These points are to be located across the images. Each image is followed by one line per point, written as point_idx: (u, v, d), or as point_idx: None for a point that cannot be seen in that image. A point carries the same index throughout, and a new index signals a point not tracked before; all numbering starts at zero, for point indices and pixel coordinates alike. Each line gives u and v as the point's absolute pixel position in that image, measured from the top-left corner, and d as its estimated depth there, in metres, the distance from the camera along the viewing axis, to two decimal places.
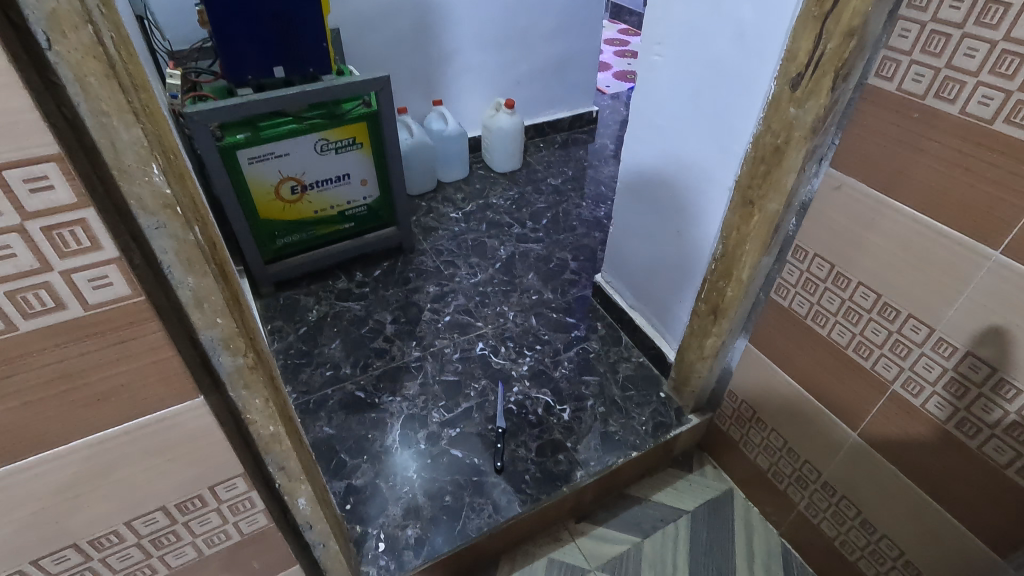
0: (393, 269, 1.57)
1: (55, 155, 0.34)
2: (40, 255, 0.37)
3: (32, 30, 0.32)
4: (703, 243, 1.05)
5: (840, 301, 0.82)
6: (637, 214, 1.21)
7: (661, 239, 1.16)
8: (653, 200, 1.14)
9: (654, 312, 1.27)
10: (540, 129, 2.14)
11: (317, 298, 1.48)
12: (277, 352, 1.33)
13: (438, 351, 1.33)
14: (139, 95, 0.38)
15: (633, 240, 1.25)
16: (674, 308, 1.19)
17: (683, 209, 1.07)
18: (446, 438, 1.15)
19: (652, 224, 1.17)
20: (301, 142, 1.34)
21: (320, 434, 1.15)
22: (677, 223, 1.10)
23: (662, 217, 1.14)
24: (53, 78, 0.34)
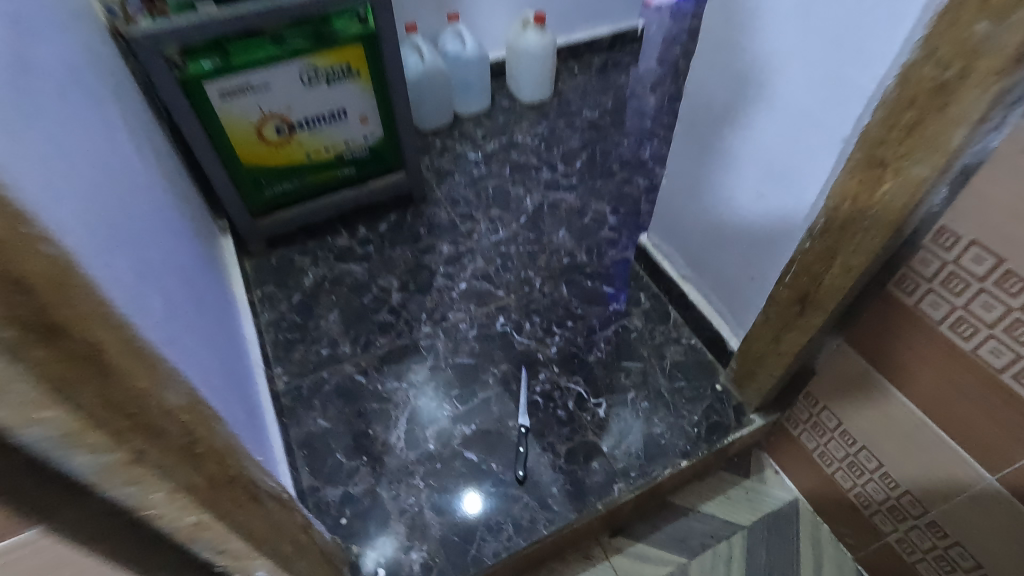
0: (401, 223, 1.35)
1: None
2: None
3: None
4: (797, 212, 0.79)
5: (1004, 311, 0.58)
6: (702, 170, 0.95)
7: (733, 201, 0.90)
8: (727, 151, 0.88)
9: (715, 290, 1.03)
10: (574, 48, 1.81)
11: (314, 258, 1.28)
12: (267, 324, 1.16)
13: (452, 326, 1.13)
14: None
15: (695, 199, 0.99)
16: (744, 287, 0.95)
17: (771, 164, 0.80)
18: (460, 437, 0.98)
19: (724, 180, 0.91)
20: (282, 70, 1.09)
21: (314, 427, 1.00)
22: (760, 183, 0.84)
23: (738, 174, 0.87)
24: None
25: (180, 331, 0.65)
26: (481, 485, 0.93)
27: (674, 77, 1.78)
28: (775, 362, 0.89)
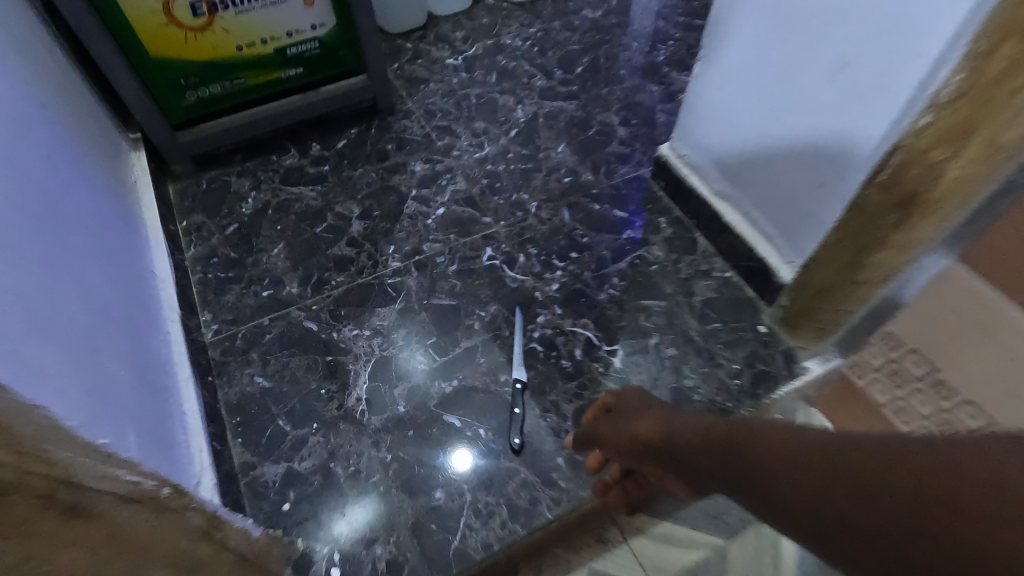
0: (364, 138, 1.10)
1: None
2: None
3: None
4: (904, 79, 0.55)
5: None
6: (748, 47, 0.70)
7: (800, 78, 0.65)
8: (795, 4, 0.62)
9: (763, 209, 0.80)
10: None
11: (255, 181, 1.03)
12: (194, 261, 0.92)
13: (427, 260, 0.91)
14: None
15: (740, 86, 0.74)
16: (807, 201, 0.72)
17: (869, 10, 0.55)
18: (438, 397, 0.77)
19: (787, 51, 0.66)
20: None
21: (250, 387, 0.78)
22: (846, 44, 0.59)
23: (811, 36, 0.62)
24: None
25: None
26: (466, 459, 0.73)
27: None
28: (849, 295, 0.68)
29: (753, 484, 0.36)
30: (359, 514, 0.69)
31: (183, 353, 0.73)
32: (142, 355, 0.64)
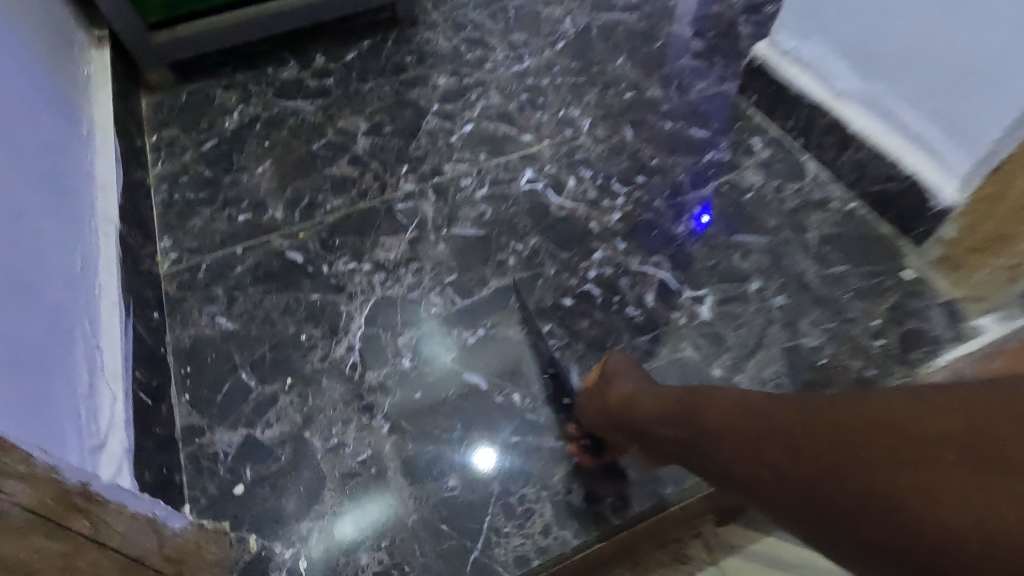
0: (378, 49, 0.91)
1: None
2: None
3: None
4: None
5: None
6: None
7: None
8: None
9: (920, 98, 0.57)
10: None
11: (243, 94, 0.85)
12: (159, 181, 0.73)
13: (448, 183, 0.70)
14: None
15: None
16: (998, 66, 0.50)
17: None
18: (459, 350, 0.56)
19: None
20: None
21: (210, 330, 0.58)
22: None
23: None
24: None
25: None
26: (490, 462, 0.51)
27: None
28: None
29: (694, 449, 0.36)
30: (367, 515, 0.48)
31: (116, 278, 0.54)
32: (45, 255, 0.45)
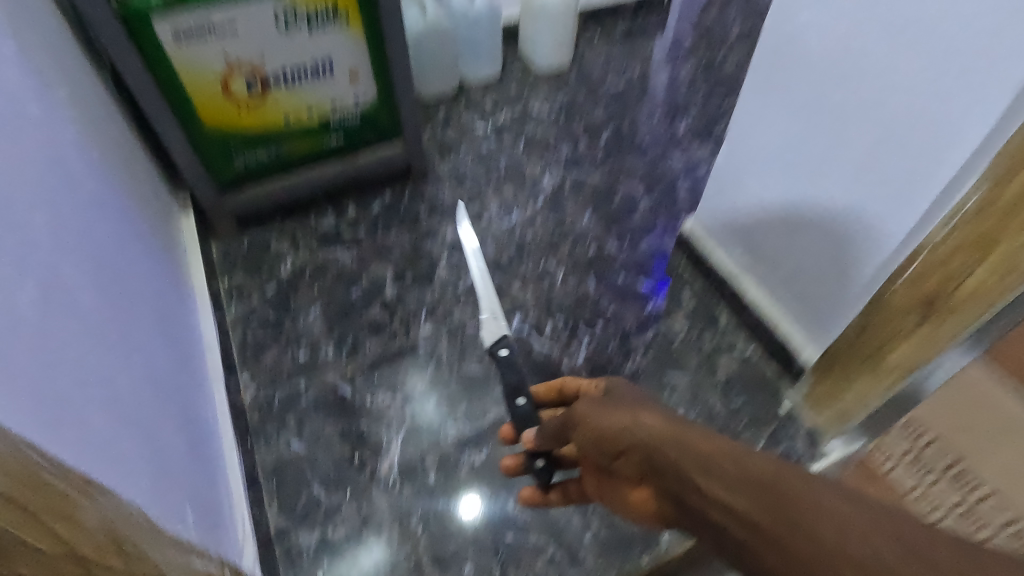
0: (398, 202, 1.15)
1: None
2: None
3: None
4: (955, 134, 0.56)
5: None
6: (772, 138, 0.76)
7: (847, 131, 0.66)
8: (841, 63, 0.64)
9: (811, 259, 0.78)
10: (595, 10, 1.60)
11: (293, 242, 1.08)
12: (234, 322, 0.96)
13: (456, 327, 0.94)
14: None
15: (766, 165, 0.79)
16: (854, 253, 0.71)
17: (914, 72, 0.57)
18: (468, 467, 0.79)
19: (809, 140, 0.71)
20: (250, 9, 0.87)
21: (288, 452, 0.81)
22: (866, 133, 0.64)
23: (856, 82, 0.63)
24: None
25: (69, 358, 0.45)
26: (475, 508, 0.77)
27: (706, 44, 1.59)
28: (866, 387, 0.72)
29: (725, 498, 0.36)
30: (371, 557, 0.73)
31: (226, 421, 0.78)
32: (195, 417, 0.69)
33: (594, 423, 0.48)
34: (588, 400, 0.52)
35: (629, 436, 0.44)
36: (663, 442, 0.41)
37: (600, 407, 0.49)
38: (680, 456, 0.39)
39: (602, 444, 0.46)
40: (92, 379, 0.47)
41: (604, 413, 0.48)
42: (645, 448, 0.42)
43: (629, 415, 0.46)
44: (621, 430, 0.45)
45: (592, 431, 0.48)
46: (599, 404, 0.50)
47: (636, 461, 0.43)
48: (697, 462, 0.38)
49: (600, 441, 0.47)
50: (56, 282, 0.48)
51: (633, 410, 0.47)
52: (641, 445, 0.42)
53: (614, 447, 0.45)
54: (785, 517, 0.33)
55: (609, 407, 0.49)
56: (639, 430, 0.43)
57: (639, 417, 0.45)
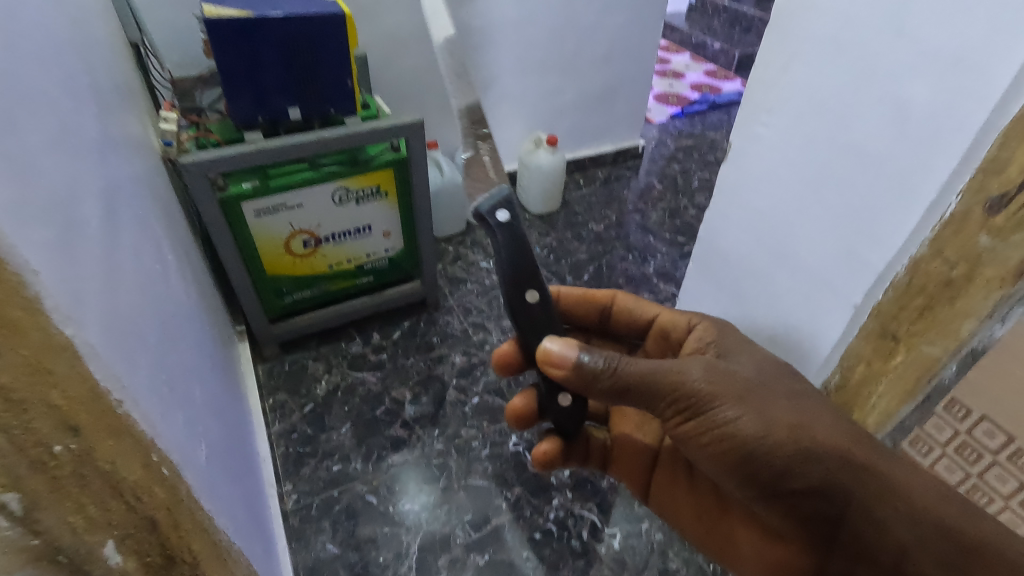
0: (414, 329, 1.38)
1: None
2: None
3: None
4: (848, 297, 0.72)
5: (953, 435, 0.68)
6: (716, 295, 1.00)
7: (762, 305, 0.89)
8: (788, 197, 0.78)
9: (770, 338, 0.89)
10: (580, 164, 1.93)
11: (327, 364, 1.29)
12: (278, 436, 1.14)
13: (464, 444, 1.14)
14: None
15: (720, 306, 1.01)
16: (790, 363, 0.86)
17: (794, 284, 0.81)
18: (473, 568, 0.96)
19: (739, 307, 0.95)
20: (315, 192, 1.14)
21: (323, 553, 0.97)
22: (775, 312, 0.87)
23: (767, 271, 0.86)
24: None
25: (226, 487, 0.65)
26: None
27: (673, 193, 1.91)
28: None
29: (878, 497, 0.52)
30: None
31: (282, 528, 0.95)
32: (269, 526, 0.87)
33: (726, 426, 0.55)
34: (691, 367, 0.56)
35: (770, 441, 0.54)
36: (822, 455, 0.53)
37: (738, 405, 0.55)
38: (866, 478, 0.53)
39: (728, 449, 0.55)
40: (237, 505, 0.67)
41: (743, 415, 0.54)
42: (807, 459, 0.53)
43: (774, 422, 0.54)
44: (761, 436, 0.54)
45: (718, 432, 0.55)
46: (730, 393, 0.55)
47: (767, 460, 0.54)
48: (904, 501, 0.52)
49: (726, 438, 0.55)
50: (214, 455, 0.64)
51: (779, 415, 0.54)
52: (787, 452, 0.54)
53: (743, 455, 0.55)
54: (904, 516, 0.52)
55: (747, 407, 0.55)
56: (786, 446, 0.54)
57: (787, 431, 0.54)
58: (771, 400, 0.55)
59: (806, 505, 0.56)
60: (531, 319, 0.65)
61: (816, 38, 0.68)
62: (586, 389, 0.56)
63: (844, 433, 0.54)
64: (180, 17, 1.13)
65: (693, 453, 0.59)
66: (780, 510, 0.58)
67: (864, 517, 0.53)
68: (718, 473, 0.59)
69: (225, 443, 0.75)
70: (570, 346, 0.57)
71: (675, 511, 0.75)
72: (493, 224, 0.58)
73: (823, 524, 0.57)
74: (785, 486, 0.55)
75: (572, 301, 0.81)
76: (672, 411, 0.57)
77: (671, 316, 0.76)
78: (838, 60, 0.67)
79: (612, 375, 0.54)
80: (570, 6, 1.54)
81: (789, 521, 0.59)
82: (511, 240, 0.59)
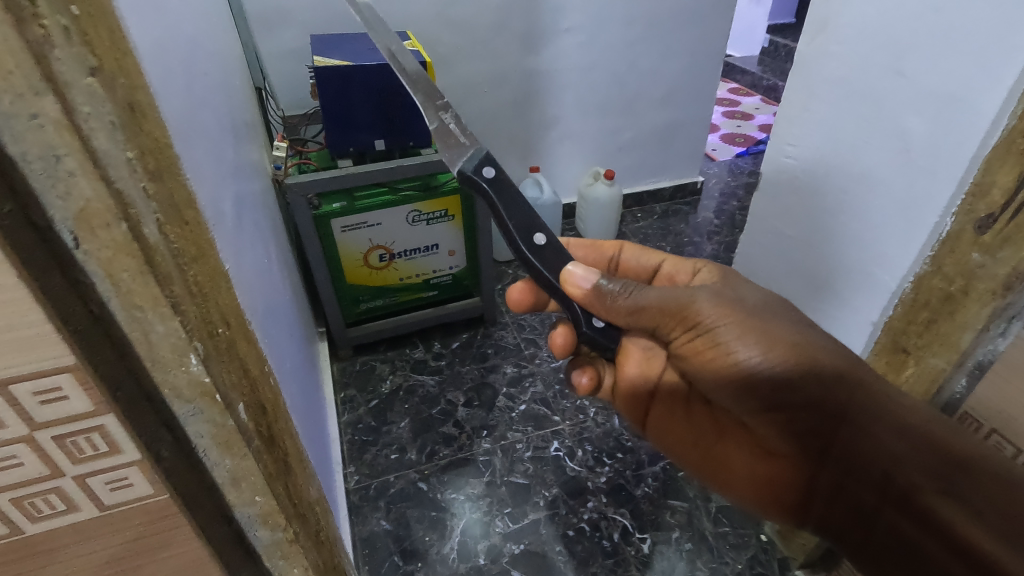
0: (471, 341, 1.51)
1: (42, 335, 0.27)
2: (38, 450, 0.30)
3: (35, 196, 0.25)
4: (873, 314, 0.78)
5: None
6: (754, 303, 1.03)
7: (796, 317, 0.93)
8: (813, 223, 0.84)
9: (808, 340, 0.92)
10: (638, 198, 2.02)
11: (392, 366, 1.44)
12: (346, 425, 1.29)
13: (509, 446, 1.23)
14: (195, 305, 0.33)
15: None
16: None
17: (821, 303, 0.87)
18: (508, 555, 1.04)
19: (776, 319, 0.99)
20: (393, 213, 1.31)
21: (376, 527, 1.09)
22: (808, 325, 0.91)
23: (799, 290, 0.91)
24: (93, 292, 0.29)
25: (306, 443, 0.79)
26: None
27: (730, 229, 1.95)
28: None
29: (863, 407, 0.55)
30: None
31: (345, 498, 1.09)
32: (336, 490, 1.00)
33: (725, 341, 0.60)
34: (699, 292, 0.62)
35: (770, 355, 0.59)
36: (820, 369, 0.57)
37: (740, 325, 0.60)
38: (859, 394, 0.55)
39: (727, 364, 0.61)
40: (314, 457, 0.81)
41: (745, 331, 0.60)
42: (805, 371, 0.57)
43: (776, 339, 0.59)
44: (762, 350, 0.59)
45: (716, 346, 0.61)
46: (733, 316, 0.60)
47: (767, 375, 0.59)
48: (893, 416, 0.53)
49: (726, 354, 0.61)
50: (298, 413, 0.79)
51: (781, 334, 0.59)
52: (786, 366, 0.58)
53: (740, 370, 0.60)
54: (893, 427, 0.52)
55: (750, 327, 0.60)
56: (787, 361, 0.58)
57: (789, 347, 0.58)
58: (774, 323, 0.60)
59: (799, 419, 0.60)
60: (546, 260, 0.65)
61: (831, 78, 0.76)
62: (604, 307, 0.62)
63: (843, 357, 0.58)
64: (294, 66, 1.36)
65: (695, 370, 0.65)
66: (775, 423, 0.62)
67: (858, 429, 0.55)
68: (720, 390, 0.65)
69: (306, 409, 0.90)
70: (590, 272, 0.63)
71: (674, 442, 0.76)
72: (483, 182, 0.65)
73: (815, 438, 0.59)
74: (779, 396, 0.60)
75: (580, 250, 0.84)
76: (677, 328, 0.63)
77: (677, 262, 0.79)
78: (849, 98, 0.74)
79: (627, 296, 0.61)
80: (631, 52, 1.67)
81: (783, 433, 0.62)
82: (501, 191, 0.65)
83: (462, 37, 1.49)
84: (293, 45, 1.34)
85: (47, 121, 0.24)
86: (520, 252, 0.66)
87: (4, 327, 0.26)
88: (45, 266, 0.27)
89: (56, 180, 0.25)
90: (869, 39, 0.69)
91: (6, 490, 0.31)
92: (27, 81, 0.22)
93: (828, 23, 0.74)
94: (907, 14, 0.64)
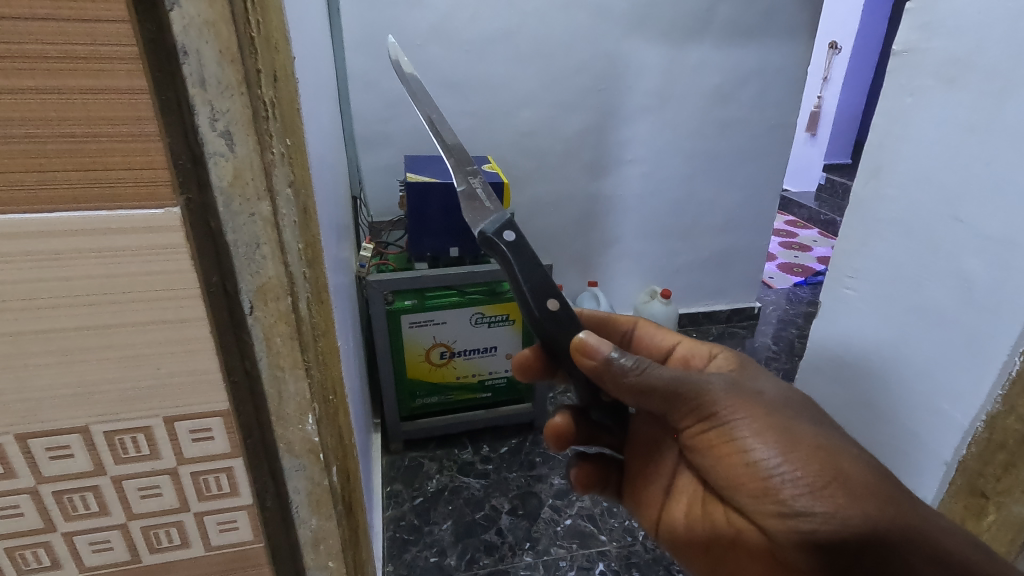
0: (519, 448, 1.50)
1: (211, 383, 0.33)
2: (176, 483, 0.36)
3: (234, 272, 0.33)
4: (943, 447, 0.75)
5: None
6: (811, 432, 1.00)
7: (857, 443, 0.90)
8: (872, 351, 0.84)
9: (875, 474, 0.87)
10: (694, 318, 2.04)
11: (439, 465, 1.45)
12: (388, 520, 1.28)
13: (552, 562, 1.18)
14: (320, 371, 0.39)
15: None
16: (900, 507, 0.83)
17: (887, 435, 0.84)
18: None
19: None
20: (458, 314, 1.39)
21: None
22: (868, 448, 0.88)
23: (859, 418, 0.89)
24: (248, 349, 0.35)
25: None
26: None
27: (789, 355, 1.92)
28: None
29: (903, 530, 0.50)
30: None
31: None
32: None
33: (741, 437, 0.56)
34: (715, 380, 0.59)
35: (790, 456, 0.54)
36: (848, 479, 0.52)
37: (758, 420, 0.57)
38: (897, 514, 0.51)
39: (743, 462, 0.56)
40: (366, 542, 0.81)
41: (763, 429, 0.56)
42: (831, 477, 0.52)
43: (797, 439, 0.55)
44: (782, 451, 0.55)
45: (731, 442, 0.57)
46: (751, 411, 0.57)
47: (786, 476, 0.54)
48: (932, 546, 0.50)
49: (741, 452, 0.56)
50: None
51: (802, 435, 0.55)
52: (810, 469, 0.53)
53: (757, 470, 0.55)
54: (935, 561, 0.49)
55: (768, 426, 0.56)
56: (810, 465, 0.53)
57: (811, 450, 0.54)
58: (795, 422, 0.57)
59: (821, 531, 0.51)
60: (557, 325, 0.65)
61: (887, 216, 0.80)
62: (612, 383, 0.58)
63: (871, 469, 0.54)
64: (387, 179, 1.55)
65: (705, 464, 0.60)
66: (792, 533, 0.53)
67: (892, 553, 0.49)
68: (733, 491, 0.58)
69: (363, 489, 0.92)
70: (603, 341, 0.59)
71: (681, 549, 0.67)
72: (501, 244, 0.63)
73: (838, 555, 0.51)
74: (801, 503, 0.52)
75: (594, 322, 0.85)
76: (689, 417, 0.59)
77: (691, 346, 0.78)
78: (907, 235, 0.77)
79: (637, 374, 0.57)
80: (690, 183, 1.79)
81: (801, 548, 0.53)
82: (518, 253, 0.64)
83: (536, 162, 1.65)
84: (389, 162, 1.53)
85: (260, 218, 0.32)
86: (532, 315, 0.65)
87: (189, 374, 0.33)
88: (224, 326, 0.34)
89: (252, 262, 0.33)
90: (925, 185, 0.74)
91: (141, 519, 0.37)
92: (255, 188, 0.31)
93: (881, 169, 0.80)
94: (959, 166, 0.69)
